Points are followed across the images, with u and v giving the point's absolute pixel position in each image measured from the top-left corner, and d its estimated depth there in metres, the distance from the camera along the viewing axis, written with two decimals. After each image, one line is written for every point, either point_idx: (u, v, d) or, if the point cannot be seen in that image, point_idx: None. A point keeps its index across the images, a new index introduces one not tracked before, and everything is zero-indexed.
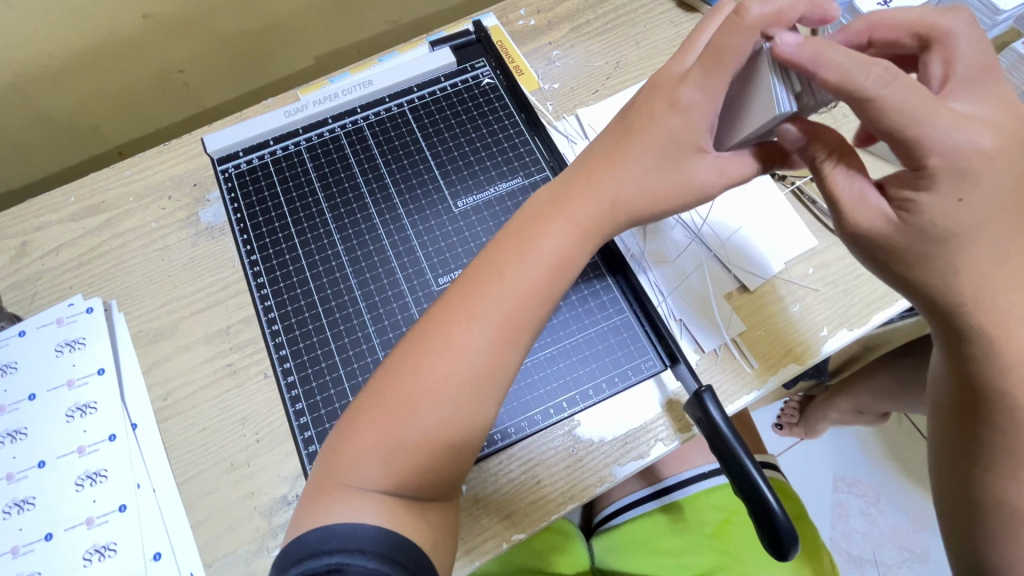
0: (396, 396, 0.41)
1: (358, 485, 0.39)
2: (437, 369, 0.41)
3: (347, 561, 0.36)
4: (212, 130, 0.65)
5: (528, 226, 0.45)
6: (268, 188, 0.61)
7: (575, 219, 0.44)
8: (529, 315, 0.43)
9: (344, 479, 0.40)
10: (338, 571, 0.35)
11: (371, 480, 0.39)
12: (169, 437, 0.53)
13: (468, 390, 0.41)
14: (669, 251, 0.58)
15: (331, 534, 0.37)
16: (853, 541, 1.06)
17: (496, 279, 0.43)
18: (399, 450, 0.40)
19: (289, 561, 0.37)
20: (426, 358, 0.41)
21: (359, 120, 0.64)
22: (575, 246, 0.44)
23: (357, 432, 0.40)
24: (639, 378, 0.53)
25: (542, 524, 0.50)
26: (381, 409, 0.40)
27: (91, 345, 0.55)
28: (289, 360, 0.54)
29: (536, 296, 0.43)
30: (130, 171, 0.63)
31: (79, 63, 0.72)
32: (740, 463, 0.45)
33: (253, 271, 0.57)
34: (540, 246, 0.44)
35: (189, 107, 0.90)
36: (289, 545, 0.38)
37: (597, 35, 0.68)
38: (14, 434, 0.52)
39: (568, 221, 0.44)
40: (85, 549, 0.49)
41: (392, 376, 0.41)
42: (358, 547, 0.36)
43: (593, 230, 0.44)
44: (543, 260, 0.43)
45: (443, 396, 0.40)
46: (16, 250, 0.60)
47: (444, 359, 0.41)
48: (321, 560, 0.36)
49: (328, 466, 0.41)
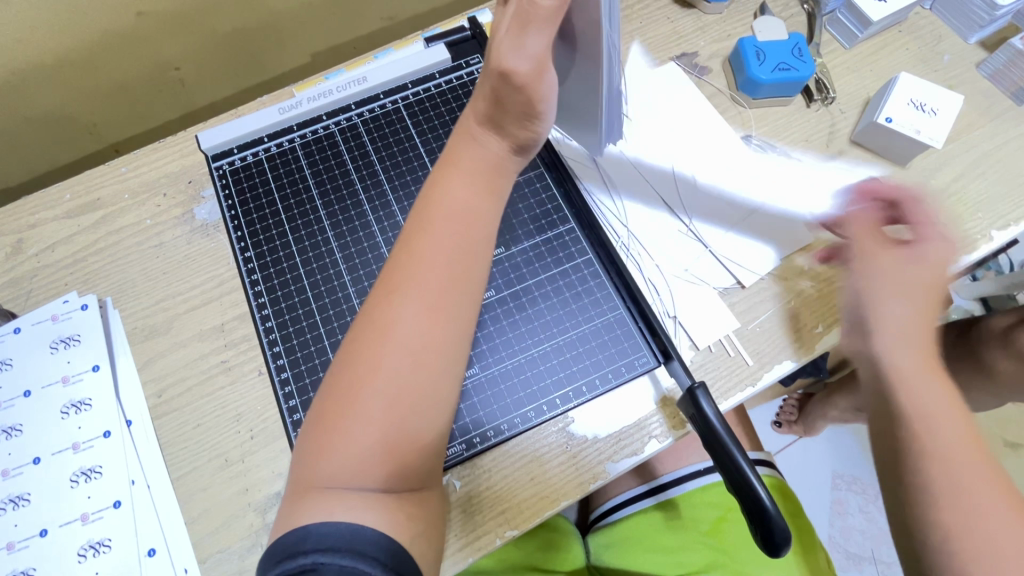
0: (355, 389, 0.39)
1: (326, 485, 0.38)
2: (410, 360, 0.40)
3: (321, 560, 0.35)
4: (207, 126, 0.65)
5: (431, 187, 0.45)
6: (262, 185, 0.61)
7: (465, 166, 0.45)
8: (468, 284, 0.42)
9: (316, 479, 0.38)
10: (313, 571, 0.34)
11: (336, 478, 0.38)
12: (165, 434, 0.53)
13: (423, 376, 0.40)
14: (660, 246, 0.58)
15: (307, 534, 0.36)
16: (852, 540, 1.06)
17: (412, 246, 0.42)
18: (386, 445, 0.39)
19: (269, 561, 0.36)
20: (368, 340, 0.40)
21: (353, 116, 0.63)
22: (479, 199, 0.44)
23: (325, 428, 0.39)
24: (633, 374, 0.53)
25: (536, 520, 0.50)
26: (351, 402, 0.39)
27: (86, 341, 0.55)
28: (284, 357, 0.54)
29: (466, 257, 0.43)
30: (125, 168, 0.63)
31: (73, 60, 0.72)
32: (732, 460, 0.44)
33: (248, 268, 0.58)
34: (450, 202, 0.43)
35: (186, 103, 0.90)
36: (275, 542, 0.37)
37: None
38: (10, 431, 0.52)
39: (469, 174, 0.44)
40: (80, 545, 0.49)
41: (349, 358, 0.40)
42: (333, 545, 0.35)
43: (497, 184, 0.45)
44: (454, 220, 0.43)
45: (402, 386, 0.39)
46: (11, 246, 0.60)
47: (387, 345, 0.40)
48: (296, 560, 0.35)
49: (305, 469, 0.39)
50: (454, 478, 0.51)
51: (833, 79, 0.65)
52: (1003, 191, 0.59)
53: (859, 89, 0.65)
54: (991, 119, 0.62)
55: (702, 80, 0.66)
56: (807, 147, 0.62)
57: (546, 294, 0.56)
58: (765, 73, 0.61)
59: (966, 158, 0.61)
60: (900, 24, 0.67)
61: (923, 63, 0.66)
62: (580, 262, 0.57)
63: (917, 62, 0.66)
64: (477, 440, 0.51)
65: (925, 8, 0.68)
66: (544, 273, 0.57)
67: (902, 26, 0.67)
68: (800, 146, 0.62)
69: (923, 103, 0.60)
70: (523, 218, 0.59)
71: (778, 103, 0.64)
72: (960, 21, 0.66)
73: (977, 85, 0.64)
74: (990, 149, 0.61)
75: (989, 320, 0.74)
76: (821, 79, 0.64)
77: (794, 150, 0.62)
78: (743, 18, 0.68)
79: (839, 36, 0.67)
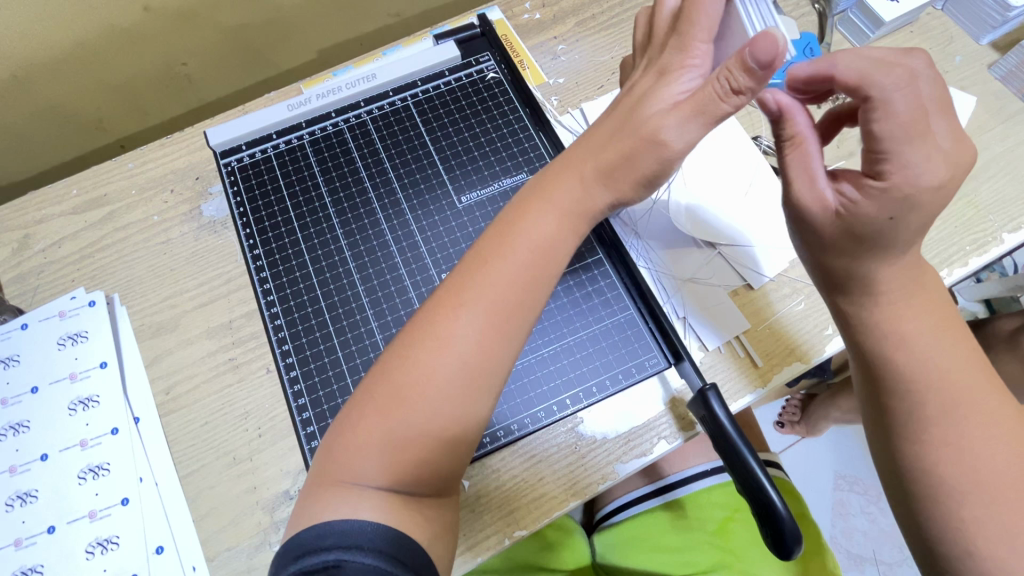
0: (389, 391, 0.40)
1: (349, 482, 0.39)
2: (434, 362, 0.40)
3: (345, 557, 0.35)
4: (214, 123, 0.65)
5: (517, 214, 0.44)
6: (271, 182, 0.60)
7: (558, 204, 0.44)
8: (519, 301, 0.42)
9: (337, 475, 0.39)
10: (336, 567, 0.34)
11: (359, 476, 0.39)
12: (171, 431, 0.53)
13: (451, 386, 0.40)
14: (674, 255, 0.57)
15: (328, 531, 0.36)
16: (853, 540, 1.06)
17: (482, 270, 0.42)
18: (405, 441, 0.39)
19: (289, 558, 0.36)
20: (417, 352, 0.41)
21: (362, 114, 0.63)
22: (554, 245, 0.44)
23: (351, 429, 0.40)
24: (643, 375, 0.53)
25: (545, 521, 0.49)
26: (380, 407, 0.40)
27: (92, 338, 0.55)
28: (292, 356, 0.54)
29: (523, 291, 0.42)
30: (132, 164, 0.63)
31: (79, 56, 0.72)
32: (743, 462, 0.44)
33: (256, 266, 0.57)
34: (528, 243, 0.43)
35: (191, 100, 0.90)
36: (288, 542, 0.37)
37: (603, 29, 0.68)
38: (17, 427, 0.52)
39: (556, 222, 0.44)
40: (88, 542, 0.49)
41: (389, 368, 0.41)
42: (356, 543, 0.36)
43: (571, 214, 0.44)
44: (531, 249, 0.43)
45: (430, 395, 0.40)
46: (17, 242, 0.60)
47: (424, 357, 0.40)
48: (318, 556, 0.35)
49: (327, 463, 0.40)
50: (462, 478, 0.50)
51: None
52: (1014, 194, 0.59)
53: None
54: (1002, 121, 0.62)
55: None
56: None
57: (555, 294, 0.55)
58: None
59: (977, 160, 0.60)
60: (911, 25, 0.67)
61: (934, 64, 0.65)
62: (588, 262, 0.57)
63: None
64: (486, 440, 0.51)
65: (937, 9, 0.68)
66: None
67: (913, 27, 0.67)
68: None
69: None
70: None
71: None
72: (971, 22, 0.66)
73: (988, 86, 0.64)
74: (1001, 151, 0.61)
75: (995, 322, 0.74)
76: None
77: None
78: None
79: (850, 36, 0.67)
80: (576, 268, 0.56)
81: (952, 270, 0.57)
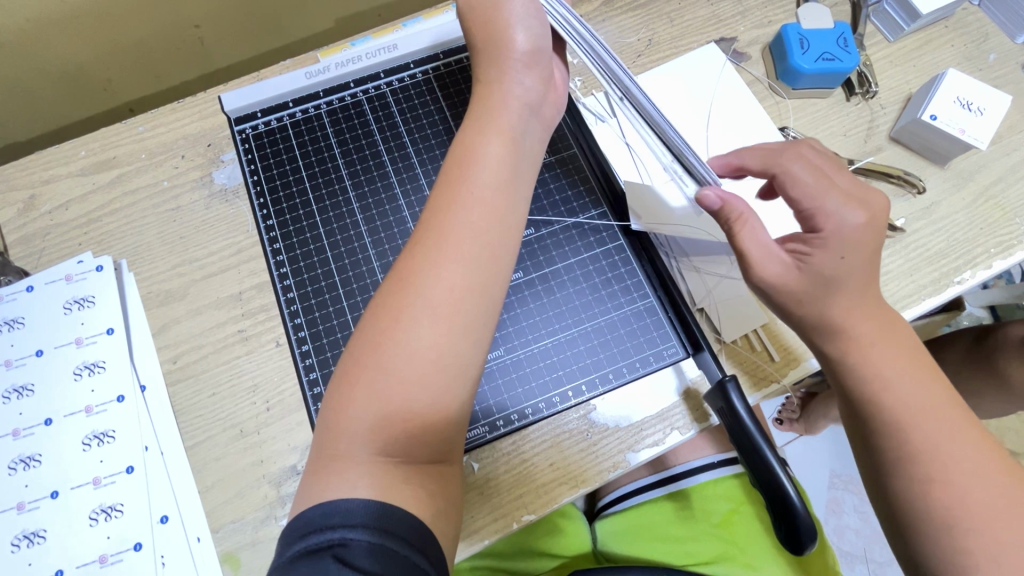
0: (375, 375, 0.37)
1: (335, 469, 0.36)
2: (425, 348, 0.37)
3: (351, 535, 0.33)
4: (228, 88, 0.63)
5: (458, 140, 0.43)
6: (287, 152, 0.59)
7: (494, 150, 0.41)
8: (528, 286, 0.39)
9: (325, 462, 0.36)
10: (342, 546, 0.32)
11: (348, 463, 0.36)
12: (178, 401, 0.52)
13: (446, 367, 0.37)
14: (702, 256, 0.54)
15: (334, 509, 0.34)
16: (845, 538, 1.07)
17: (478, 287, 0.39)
18: (402, 414, 0.36)
19: (291, 536, 0.34)
20: (404, 336, 0.37)
21: (382, 85, 0.62)
22: (506, 164, 0.42)
23: (341, 411, 0.37)
24: (660, 364, 0.52)
25: (553, 506, 0.49)
26: (361, 383, 0.37)
27: (99, 303, 0.54)
28: (304, 330, 0.53)
29: (497, 242, 0.40)
30: (141, 127, 0.61)
31: (90, 14, 0.69)
32: (763, 458, 0.44)
33: (270, 237, 0.56)
34: (480, 184, 0.40)
35: (203, 64, 0.88)
36: (292, 519, 0.35)
37: (630, 9, 0.66)
38: (20, 391, 0.51)
39: (501, 146, 0.42)
40: (91, 509, 0.48)
41: (366, 343, 0.38)
42: (360, 521, 0.33)
43: (515, 144, 0.43)
44: (489, 226, 0.40)
45: (411, 379, 0.36)
46: (23, 203, 0.58)
47: (410, 341, 0.37)
48: (324, 534, 0.33)
49: (324, 438, 0.37)
50: (472, 460, 0.50)
51: (875, 71, 0.63)
52: None
53: (901, 85, 0.63)
54: None
55: (740, 66, 0.64)
56: (842, 142, 0.61)
57: (575, 278, 0.55)
58: (808, 62, 0.60)
59: (1007, 162, 0.59)
60: (946, 20, 0.65)
61: (968, 61, 0.64)
62: (610, 248, 0.56)
63: (962, 60, 0.64)
64: (500, 422, 0.51)
65: (974, 5, 0.66)
66: (574, 256, 0.55)
67: (948, 22, 0.65)
68: (836, 140, 0.61)
69: (968, 103, 0.58)
70: (555, 201, 0.57)
71: (817, 94, 0.62)
72: (1008, 19, 0.65)
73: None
74: None
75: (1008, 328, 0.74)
76: (864, 72, 0.62)
77: (829, 144, 0.61)
78: (785, 5, 0.66)
79: (883, 29, 0.65)
80: (597, 253, 0.56)
81: (975, 273, 0.56)
